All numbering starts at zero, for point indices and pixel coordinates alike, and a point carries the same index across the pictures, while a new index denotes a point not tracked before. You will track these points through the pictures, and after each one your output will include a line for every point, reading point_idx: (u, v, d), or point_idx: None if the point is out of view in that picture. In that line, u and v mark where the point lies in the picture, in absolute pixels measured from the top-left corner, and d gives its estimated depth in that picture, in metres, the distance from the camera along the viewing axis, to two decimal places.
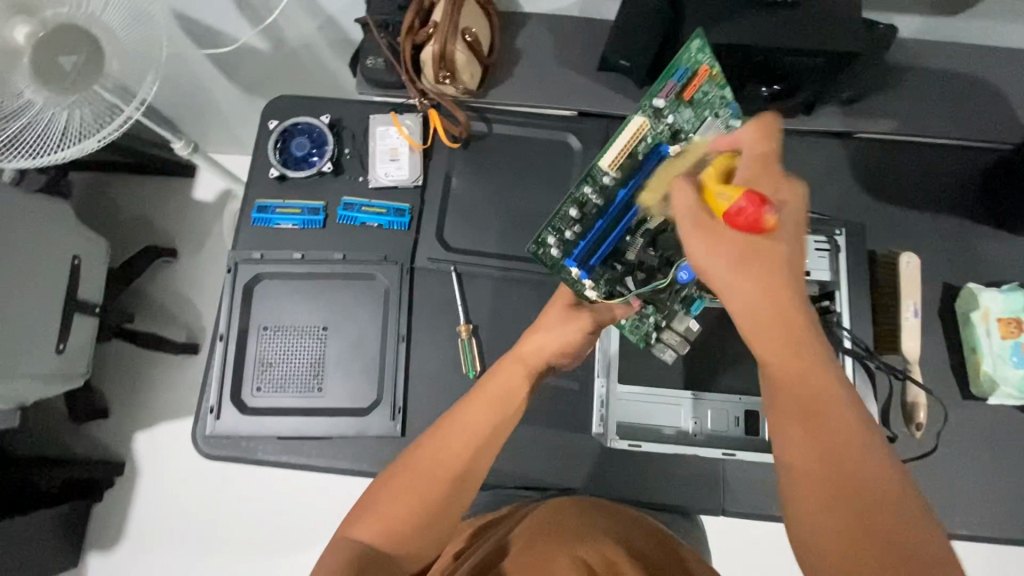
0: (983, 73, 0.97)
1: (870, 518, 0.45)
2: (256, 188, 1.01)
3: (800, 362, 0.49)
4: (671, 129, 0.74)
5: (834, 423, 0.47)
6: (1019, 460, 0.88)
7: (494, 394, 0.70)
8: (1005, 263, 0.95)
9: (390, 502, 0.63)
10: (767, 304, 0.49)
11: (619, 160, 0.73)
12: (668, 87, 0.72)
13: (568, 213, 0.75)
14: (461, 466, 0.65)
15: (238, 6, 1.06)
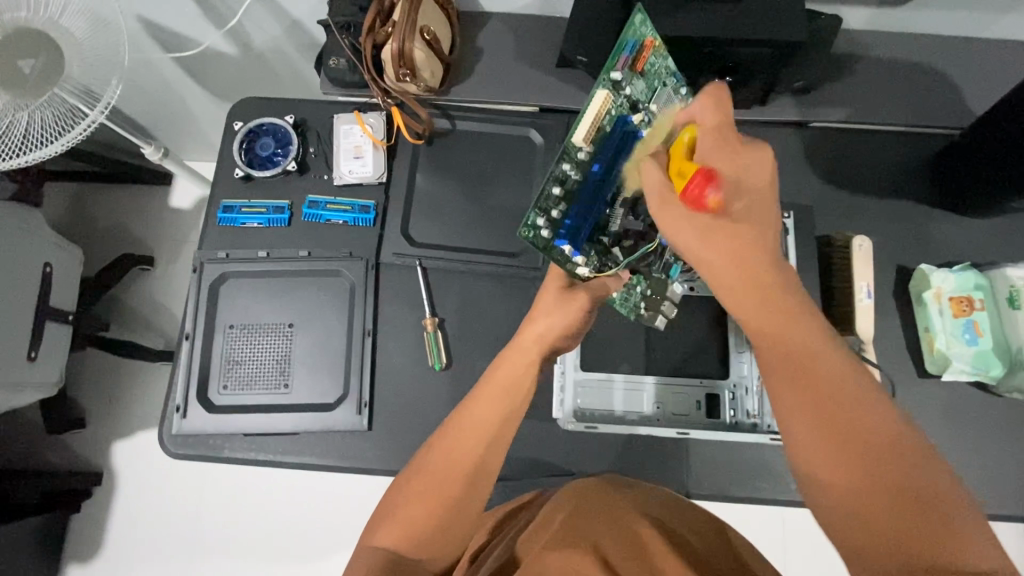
0: (931, 62, 1.00)
1: (872, 461, 0.48)
2: (221, 189, 1.02)
3: (781, 322, 0.53)
4: (630, 101, 0.75)
5: (820, 378, 0.51)
6: (972, 435, 0.90)
7: (500, 387, 0.68)
8: (956, 245, 0.97)
9: (410, 504, 0.64)
10: (743, 276, 0.54)
11: (590, 134, 0.72)
12: (622, 60, 0.72)
13: (551, 191, 0.73)
14: (473, 463, 0.64)
15: (203, 11, 1.08)
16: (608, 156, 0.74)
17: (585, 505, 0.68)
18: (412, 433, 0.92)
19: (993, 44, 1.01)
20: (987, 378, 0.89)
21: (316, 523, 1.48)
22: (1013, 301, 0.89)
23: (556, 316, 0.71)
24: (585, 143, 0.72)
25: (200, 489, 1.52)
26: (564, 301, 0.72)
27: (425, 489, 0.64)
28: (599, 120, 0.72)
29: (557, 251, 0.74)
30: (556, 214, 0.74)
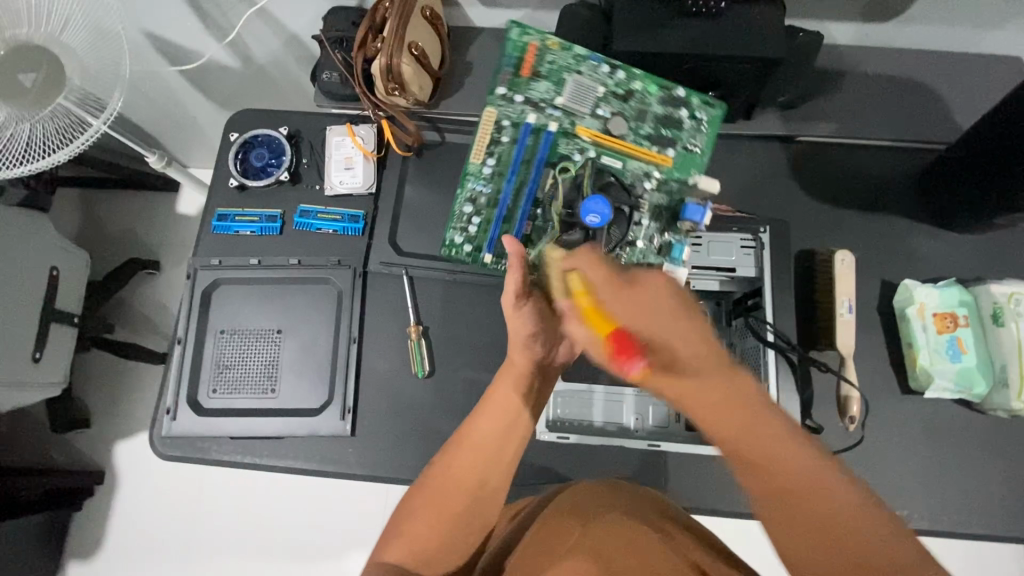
0: (919, 77, 0.99)
1: (824, 521, 0.50)
2: (217, 198, 1.05)
3: (745, 415, 0.56)
4: (528, 103, 0.90)
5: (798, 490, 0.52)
6: (952, 451, 0.90)
7: (501, 404, 0.75)
8: (942, 260, 0.97)
9: (416, 521, 0.69)
10: (708, 387, 0.57)
11: (483, 151, 0.90)
12: (505, 74, 0.90)
13: (465, 211, 0.91)
14: (476, 480, 0.71)
15: (205, 25, 1.11)
16: (512, 157, 0.90)
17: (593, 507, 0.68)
18: (395, 439, 0.94)
19: (980, 60, 1.00)
20: (972, 395, 0.89)
21: (311, 528, 1.49)
22: (997, 319, 0.88)
23: (521, 322, 0.77)
24: (482, 158, 0.90)
25: (198, 491, 1.54)
26: (518, 311, 0.78)
27: (430, 505, 0.69)
28: (490, 134, 0.90)
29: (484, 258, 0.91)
30: (475, 223, 0.91)
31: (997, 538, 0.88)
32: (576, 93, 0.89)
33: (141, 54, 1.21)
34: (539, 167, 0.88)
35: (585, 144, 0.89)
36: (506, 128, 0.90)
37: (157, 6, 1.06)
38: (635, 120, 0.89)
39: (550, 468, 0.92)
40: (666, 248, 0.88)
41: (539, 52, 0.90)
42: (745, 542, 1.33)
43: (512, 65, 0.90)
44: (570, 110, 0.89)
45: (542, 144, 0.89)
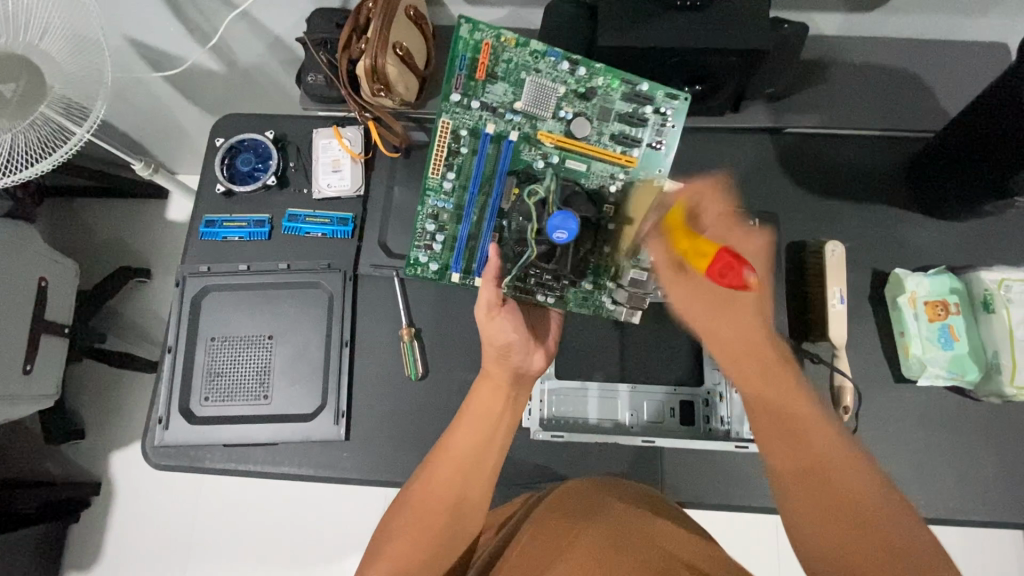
0: (906, 65, 0.99)
1: (830, 490, 0.62)
2: (204, 204, 1.04)
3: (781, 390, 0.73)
4: (487, 108, 0.90)
5: (801, 429, 0.67)
6: (945, 438, 0.91)
7: (476, 417, 0.75)
8: (932, 248, 0.97)
9: (403, 536, 0.69)
10: (742, 343, 0.79)
11: (441, 164, 0.90)
12: (459, 78, 0.89)
13: (427, 228, 0.92)
14: (455, 495, 0.70)
15: (187, 30, 1.10)
16: (473, 167, 0.90)
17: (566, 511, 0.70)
18: (389, 443, 0.93)
19: (965, 48, 1.00)
20: (964, 382, 0.89)
21: (309, 533, 1.49)
22: (987, 305, 0.88)
23: (496, 331, 0.77)
24: (442, 172, 0.91)
25: (195, 499, 1.53)
26: (491, 320, 0.78)
27: (413, 521, 0.69)
28: (448, 146, 0.91)
29: (451, 278, 0.92)
30: (439, 240, 0.92)
31: (993, 523, 0.88)
32: (535, 96, 0.90)
33: (124, 61, 1.20)
34: (500, 177, 0.90)
35: (546, 150, 0.91)
36: (464, 138, 0.90)
37: (138, 11, 1.05)
38: (597, 120, 0.91)
39: (546, 467, 0.91)
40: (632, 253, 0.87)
41: (493, 50, 0.89)
42: (744, 533, 1.34)
43: (466, 67, 0.89)
44: (531, 115, 0.90)
45: (503, 152, 0.90)
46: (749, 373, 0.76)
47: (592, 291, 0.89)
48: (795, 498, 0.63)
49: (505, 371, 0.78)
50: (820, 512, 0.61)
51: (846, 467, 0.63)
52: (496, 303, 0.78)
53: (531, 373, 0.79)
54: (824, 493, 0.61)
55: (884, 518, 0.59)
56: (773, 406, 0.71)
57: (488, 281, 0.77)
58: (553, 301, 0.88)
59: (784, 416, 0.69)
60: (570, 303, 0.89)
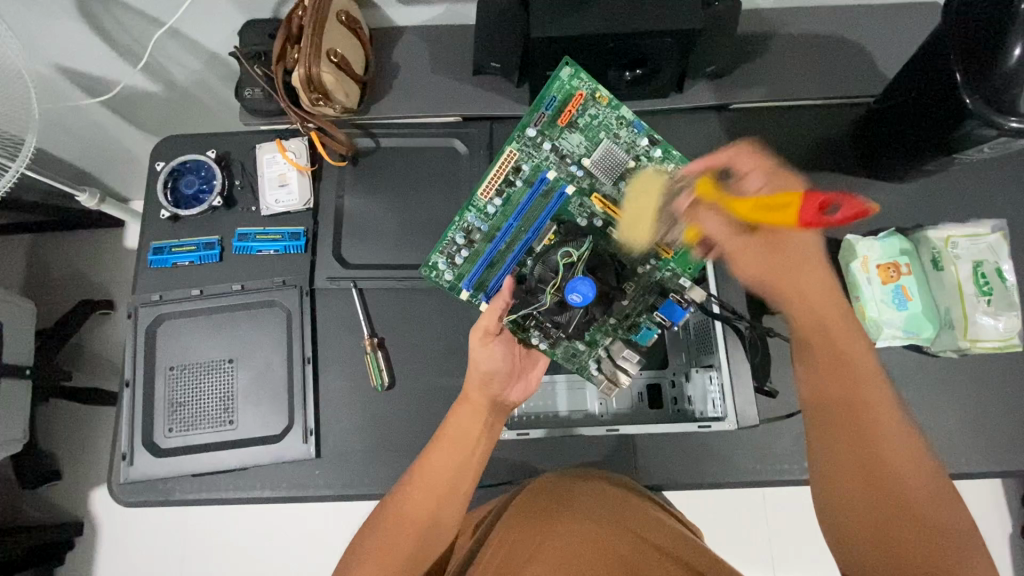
0: (841, 32, 1.00)
1: (903, 491, 0.61)
2: (152, 231, 1.01)
3: (853, 351, 0.69)
4: (555, 153, 0.86)
5: (865, 408, 0.66)
6: (908, 397, 0.93)
7: (453, 440, 0.73)
8: (882, 210, 0.98)
9: (373, 559, 0.67)
10: (818, 299, 0.73)
11: (492, 188, 0.86)
12: (540, 116, 0.84)
13: (455, 240, 0.88)
14: (427, 517, 0.70)
15: (118, 53, 1.07)
16: (522, 201, 0.86)
17: (538, 502, 0.69)
18: (363, 456, 0.92)
19: (896, 10, 1.02)
20: (920, 340, 0.91)
21: (300, 554, 1.47)
22: (937, 264, 0.90)
23: (484, 356, 0.77)
24: (490, 195, 0.86)
25: (182, 533, 1.50)
26: (484, 345, 0.77)
27: (385, 541, 0.68)
28: (506, 173, 0.86)
29: (463, 292, 0.89)
30: (461, 254, 0.88)
31: (960, 474, 0.91)
32: (607, 157, 0.85)
33: (56, 90, 1.15)
34: (542, 220, 0.85)
35: (597, 214, 0.85)
36: (523, 173, 0.86)
37: (63, 38, 1.01)
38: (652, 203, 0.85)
39: (521, 464, 0.91)
40: (636, 327, 0.86)
41: (585, 101, 0.83)
42: (728, 505, 1.36)
43: (552, 112, 0.84)
44: (595, 175, 0.85)
45: (554, 202, 0.85)
46: (829, 318, 0.72)
47: (584, 351, 0.86)
48: (837, 454, 0.65)
49: (483, 394, 0.76)
50: (863, 482, 0.63)
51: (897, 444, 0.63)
52: (493, 330, 0.77)
53: (510, 403, 0.79)
54: (869, 457, 0.63)
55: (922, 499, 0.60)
56: (838, 362, 0.69)
57: (493, 309, 0.76)
58: (546, 347, 0.83)
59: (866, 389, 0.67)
60: (556, 357, 0.85)
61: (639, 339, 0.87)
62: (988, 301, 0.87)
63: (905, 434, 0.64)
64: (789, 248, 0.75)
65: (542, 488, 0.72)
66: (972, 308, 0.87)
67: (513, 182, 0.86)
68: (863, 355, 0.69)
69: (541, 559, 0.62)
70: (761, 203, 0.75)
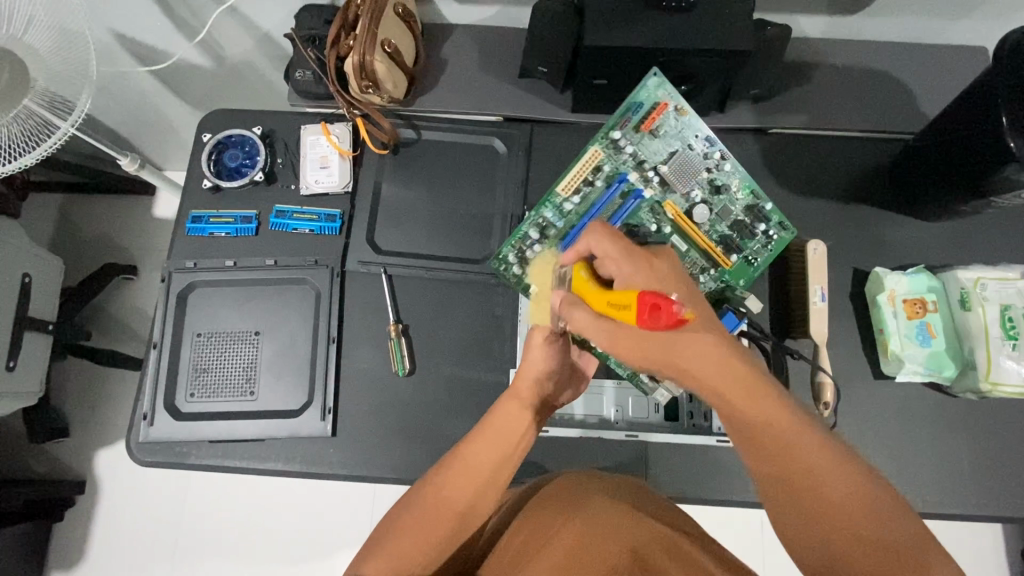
0: (884, 67, 1.02)
1: (855, 527, 0.54)
2: (192, 200, 1.04)
3: (757, 405, 0.59)
4: (632, 158, 0.90)
5: (788, 437, 0.57)
6: (924, 434, 0.93)
7: (499, 432, 0.72)
8: (911, 246, 0.99)
9: (407, 536, 0.66)
10: (710, 369, 0.61)
11: (571, 186, 0.90)
12: (626, 121, 0.90)
13: (530, 235, 0.92)
14: (465, 506, 0.68)
15: (176, 25, 1.10)
16: (598, 201, 0.90)
17: (563, 492, 0.72)
18: (377, 439, 0.93)
19: (941, 50, 1.03)
20: (941, 378, 0.91)
21: (295, 532, 1.48)
22: (964, 303, 0.90)
23: (542, 358, 0.76)
24: (568, 192, 0.91)
25: (183, 500, 1.52)
26: (545, 345, 0.76)
27: (417, 521, 0.66)
28: (586, 173, 0.90)
29: (530, 288, 0.92)
30: (533, 247, 0.92)
31: (970, 516, 0.90)
32: (681, 166, 0.89)
33: (111, 56, 1.19)
34: (615, 220, 0.89)
35: (667, 220, 0.89)
36: (603, 173, 0.91)
37: (125, 6, 1.04)
38: (716, 215, 0.90)
39: (532, 462, 0.92)
40: None
41: (666, 112, 0.89)
42: (725, 528, 1.36)
43: (636, 117, 0.90)
44: (668, 182, 0.90)
45: (628, 204, 0.89)
46: (724, 385, 0.61)
47: None
48: (788, 517, 0.57)
49: (533, 387, 0.76)
50: (809, 525, 0.56)
51: (831, 479, 0.56)
52: (556, 333, 0.75)
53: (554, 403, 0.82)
54: (802, 487, 0.56)
55: (869, 524, 0.54)
56: (753, 430, 0.59)
57: (560, 308, 0.75)
58: (604, 348, 0.87)
59: (761, 435, 0.58)
60: (607, 358, 0.88)
61: None
62: (1012, 346, 0.87)
63: (837, 466, 0.56)
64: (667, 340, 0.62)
65: (563, 480, 0.75)
66: (997, 351, 0.87)
67: (593, 184, 0.92)
68: (772, 407, 0.59)
69: (552, 547, 0.64)
70: (613, 300, 0.63)
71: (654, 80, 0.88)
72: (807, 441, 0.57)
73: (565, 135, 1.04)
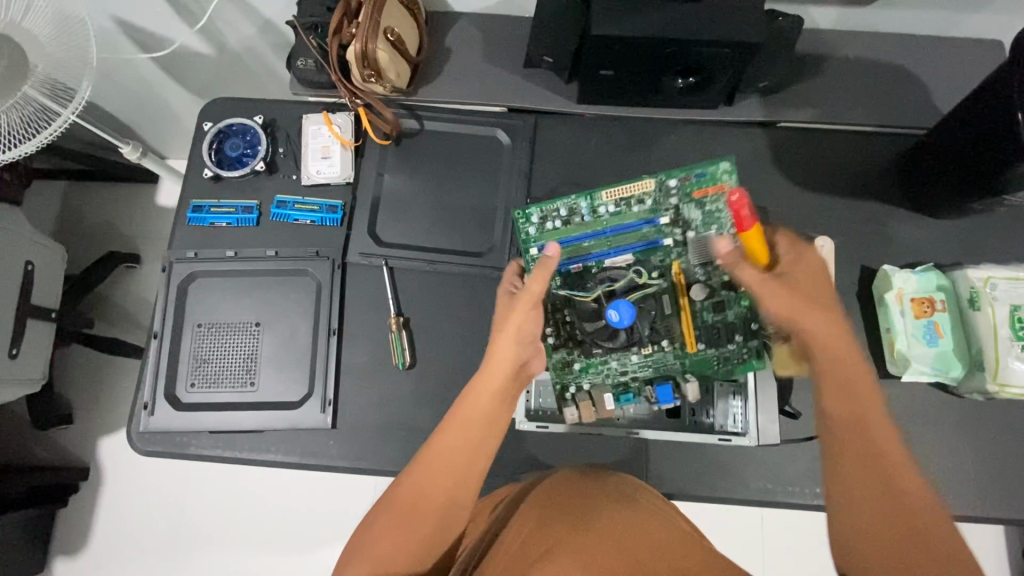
0: (896, 60, 0.99)
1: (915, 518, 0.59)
2: (193, 189, 1.03)
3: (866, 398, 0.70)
4: (671, 210, 0.88)
5: (868, 432, 0.66)
6: (929, 435, 0.92)
7: (470, 418, 0.73)
8: (920, 244, 0.97)
9: (387, 539, 0.66)
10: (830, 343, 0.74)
11: (616, 194, 0.88)
12: (688, 178, 0.87)
13: (561, 211, 0.89)
14: (442, 501, 0.68)
15: (177, 12, 1.08)
16: (626, 222, 0.88)
17: (549, 502, 0.69)
18: (377, 432, 0.93)
19: (956, 43, 1.00)
20: (947, 378, 0.90)
21: (296, 522, 1.49)
22: (973, 303, 0.89)
23: (528, 318, 0.77)
24: (611, 199, 0.88)
25: (186, 488, 1.53)
26: (524, 310, 0.77)
27: (398, 518, 0.67)
28: (634, 192, 0.88)
29: (530, 251, 0.89)
30: (555, 223, 0.90)
31: (973, 518, 0.89)
32: (704, 246, 0.86)
33: (112, 42, 1.17)
34: (625, 249, 0.88)
35: (666, 276, 0.87)
36: (643, 205, 0.88)
37: None
38: (710, 304, 0.85)
39: (532, 457, 0.92)
40: (623, 389, 0.88)
41: (721, 195, 0.86)
42: (725, 523, 1.36)
43: (698, 182, 0.87)
44: (688, 248, 0.86)
45: (642, 245, 0.87)
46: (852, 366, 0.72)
47: (575, 372, 0.87)
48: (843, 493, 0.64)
49: (509, 367, 0.75)
50: (878, 511, 0.61)
51: (902, 472, 0.63)
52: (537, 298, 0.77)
53: (529, 377, 0.79)
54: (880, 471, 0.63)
55: (930, 520, 0.59)
56: (845, 405, 0.69)
57: (541, 273, 0.77)
58: (551, 340, 0.86)
59: (849, 421, 0.68)
60: (549, 361, 0.87)
61: (620, 401, 0.88)
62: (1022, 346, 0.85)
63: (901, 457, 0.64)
64: (810, 295, 0.77)
65: (548, 487, 0.73)
66: (1006, 352, 0.85)
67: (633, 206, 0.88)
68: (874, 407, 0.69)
69: (541, 551, 0.62)
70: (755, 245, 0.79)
71: (729, 168, 0.87)
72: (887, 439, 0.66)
73: (570, 127, 1.03)
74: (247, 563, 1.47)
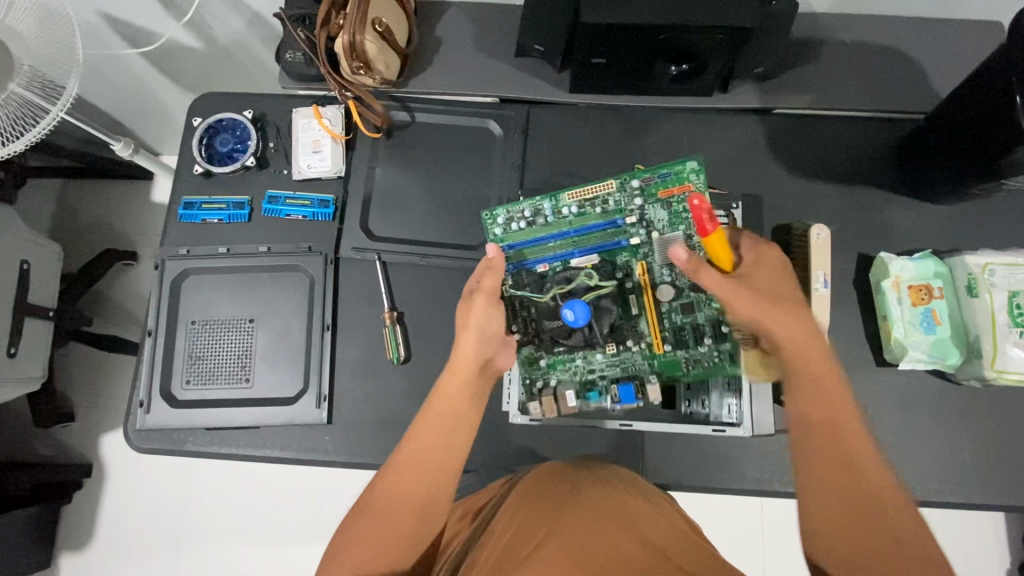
0: (894, 43, 0.98)
1: (888, 521, 0.60)
2: (185, 186, 1.02)
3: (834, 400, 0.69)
4: (637, 211, 0.87)
5: (841, 434, 0.67)
6: (926, 423, 0.91)
7: (440, 418, 0.72)
8: (917, 230, 0.96)
9: (366, 539, 0.66)
10: (796, 343, 0.72)
11: (579, 196, 0.88)
12: (650, 179, 0.87)
13: (526, 211, 0.89)
14: (421, 498, 0.68)
15: (164, 6, 1.07)
16: (592, 223, 0.87)
17: (537, 498, 0.69)
18: (372, 427, 0.93)
19: (955, 25, 0.98)
20: (945, 366, 0.89)
21: (296, 513, 1.50)
22: (972, 289, 0.88)
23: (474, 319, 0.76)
24: (574, 200, 0.88)
25: (187, 482, 1.54)
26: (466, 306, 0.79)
27: (378, 516, 0.67)
28: (597, 193, 0.88)
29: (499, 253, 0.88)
30: (520, 223, 0.89)
31: (971, 505, 0.89)
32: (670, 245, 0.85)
33: (101, 37, 1.16)
34: (592, 249, 0.87)
35: (632, 276, 0.86)
36: (606, 206, 0.87)
37: None
38: (677, 301, 0.85)
39: (528, 450, 0.92)
40: (586, 386, 0.87)
41: (688, 195, 0.86)
42: (723, 511, 1.37)
43: (662, 184, 0.87)
44: (654, 249, 0.86)
45: (608, 243, 0.86)
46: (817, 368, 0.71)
47: (543, 368, 0.86)
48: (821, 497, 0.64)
49: (473, 364, 0.75)
50: (849, 510, 0.62)
51: (875, 474, 0.64)
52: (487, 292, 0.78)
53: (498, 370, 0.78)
54: (847, 480, 0.63)
55: (903, 520, 0.60)
56: (820, 409, 0.69)
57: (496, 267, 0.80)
58: (518, 335, 0.85)
59: (821, 418, 0.68)
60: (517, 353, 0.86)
61: (588, 399, 0.87)
62: (1019, 333, 0.86)
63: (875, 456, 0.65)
64: (775, 292, 0.75)
65: (532, 484, 0.72)
66: (1003, 338, 0.86)
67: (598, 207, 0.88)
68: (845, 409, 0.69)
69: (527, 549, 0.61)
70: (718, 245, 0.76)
71: (697, 169, 0.86)
72: (862, 441, 0.66)
73: (562, 116, 1.02)
74: (248, 556, 1.48)
